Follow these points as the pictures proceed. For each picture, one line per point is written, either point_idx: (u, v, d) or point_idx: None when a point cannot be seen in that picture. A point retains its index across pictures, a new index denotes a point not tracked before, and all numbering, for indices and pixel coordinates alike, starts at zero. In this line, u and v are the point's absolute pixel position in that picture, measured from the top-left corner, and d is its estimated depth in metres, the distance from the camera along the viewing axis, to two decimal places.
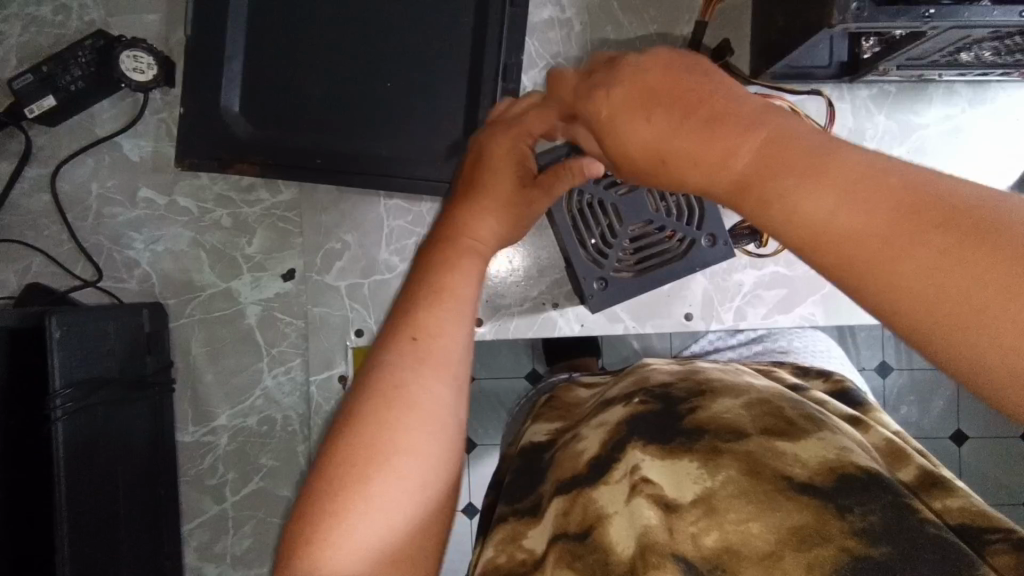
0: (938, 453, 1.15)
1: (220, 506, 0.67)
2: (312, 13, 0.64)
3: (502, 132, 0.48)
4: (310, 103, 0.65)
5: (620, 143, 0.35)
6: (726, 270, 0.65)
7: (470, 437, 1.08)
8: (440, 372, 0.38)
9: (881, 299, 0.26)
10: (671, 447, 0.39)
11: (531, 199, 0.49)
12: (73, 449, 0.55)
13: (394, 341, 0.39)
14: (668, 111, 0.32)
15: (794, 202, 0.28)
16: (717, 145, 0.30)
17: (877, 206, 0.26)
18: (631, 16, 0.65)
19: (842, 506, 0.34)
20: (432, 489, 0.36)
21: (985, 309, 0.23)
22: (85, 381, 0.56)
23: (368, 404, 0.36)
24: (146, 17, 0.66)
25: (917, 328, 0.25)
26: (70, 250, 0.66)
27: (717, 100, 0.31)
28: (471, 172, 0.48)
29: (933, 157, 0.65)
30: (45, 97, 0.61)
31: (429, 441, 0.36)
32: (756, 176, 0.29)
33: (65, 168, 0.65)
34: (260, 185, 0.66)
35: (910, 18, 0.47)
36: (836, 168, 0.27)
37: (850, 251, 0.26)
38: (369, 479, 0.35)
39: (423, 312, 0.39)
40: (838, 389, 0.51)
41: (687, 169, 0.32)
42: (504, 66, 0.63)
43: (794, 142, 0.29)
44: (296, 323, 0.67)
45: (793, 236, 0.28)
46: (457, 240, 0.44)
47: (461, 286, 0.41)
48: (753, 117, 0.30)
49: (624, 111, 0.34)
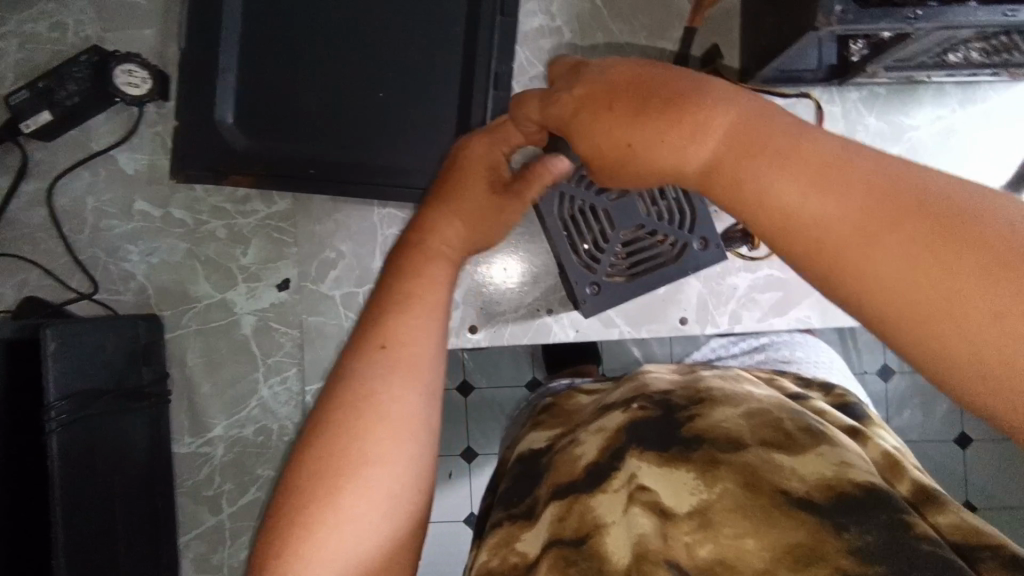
0: (942, 457, 1.14)
1: (218, 518, 0.67)
2: (305, 25, 0.65)
3: (475, 138, 0.49)
4: (304, 115, 0.65)
5: (587, 139, 0.35)
6: (720, 274, 0.65)
7: (470, 446, 1.08)
8: (411, 380, 0.38)
9: (850, 286, 0.26)
10: (668, 456, 0.40)
11: (503, 205, 0.49)
12: (69, 460, 0.56)
13: (363, 350, 0.39)
14: (634, 99, 0.33)
15: (765, 185, 0.28)
16: (690, 126, 0.30)
17: (849, 191, 0.26)
18: (621, 24, 0.66)
19: (840, 524, 0.34)
20: (403, 498, 0.37)
21: (955, 297, 0.23)
22: (80, 393, 0.57)
23: (338, 414, 0.37)
24: (141, 33, 0.67)
25: (882, 319, 0.25)
26: (67, 263, 0.66)
27: (691, 87, 0.32)
28: (445, 175, 0.48)
29: (925, 158, 0.65)
30: (41, 112, 0.62)
31: (395, 449, 0.37)
32: (727, 161, 0.29)
33: (61, 183, 0.66)
34: (255, 197, 0.67)
35: (895, 21, 0.47)
36: (806, 155, 0.27)
37: (822, 237, 0.26)
38: (338, 491, 0.35)
39: (391, 321, 0.39)
40: (840, 402, 0.50)
41: (657, 153, 0.32)
42: (494, 74, 0.63)
43: (767, 126, 0.29)
44: (291, 333, 0.67)
45: (764, 223, 0.28)
46: (422, 244, 0.44)
47: (427, 292, 0.41)
48: (727, 100, 0.30)
49: (587, 109, 0.35)
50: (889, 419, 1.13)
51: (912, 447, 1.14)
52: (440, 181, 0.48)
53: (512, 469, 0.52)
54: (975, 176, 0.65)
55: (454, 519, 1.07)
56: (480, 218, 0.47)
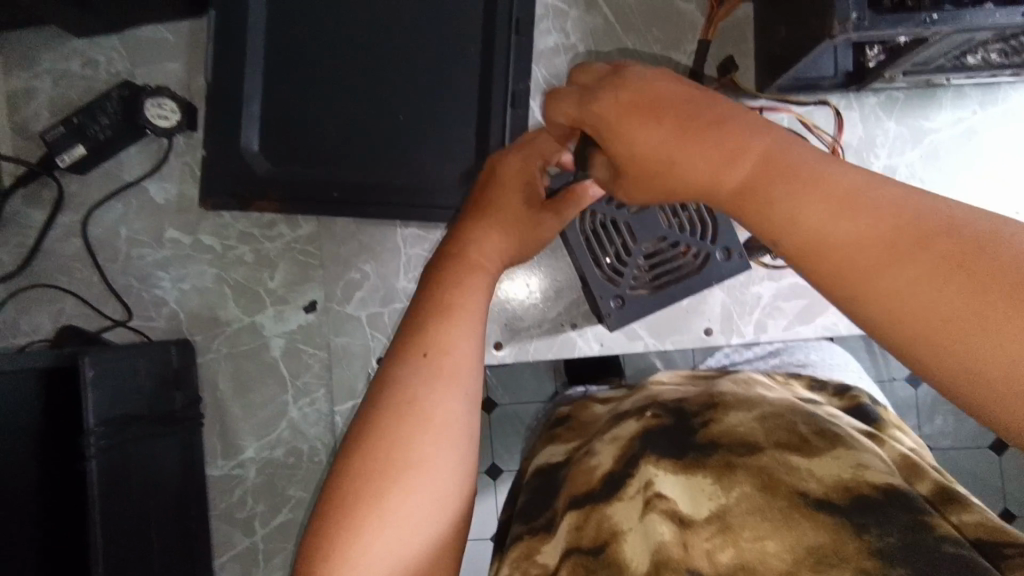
0: (977, 464, 1.12)
1: (251, 539, 0.67)
2: (325, 52, 0.67)
3: (516, 151, 0.51)
4: (326, 139, 0.67)
5: (626, 147, 0.37)
6: (744, 283, 0.65)
7: (496, 463, 1.08)
8: (451, 385, 0.40)
9: (874, 306, 0.30)
10: (685, 462, 0.39)
11: (537, 222, 0.51)
12: (107, 484, 0.56)
13: (406, 358, 0.41)
14: (681, 116, 0.36)
15: (796, 211, 0.32)
16: (725, 147, 0.34)
17: (871, 220, 0.30)
18: (634, 39, 0.66)
19: (859, 525, 0.34)
20: (446, 501, 0.38)
21: (980, 315, 0.27)
22: (117, 418, 0.58)
23: (383, 418, 0.39)
24: (168, 66, 0.69)
25: (911, 336, 0.29)
26: (101, 292, 0.68)
27: (724, 110, 0.36)
28: (481, 188, 0.51)
29: (948, 160, 0.64)
30: (75, 145, 0.65)
31: (440, 452, 0.38)
32: (759, 187, 0.33)
33: (96, 213, 0.68)
34: (280, 221, 0.68)
35: (912, 25, 0.47)
36: (834, 186, 0.31)
37: (852, 257, 0.30)
38: (384, 494, 0.37)
39: (431, 330, 0.42)
40: (853, 405, 0.51)
41: (690, 169, 0.35)
42: (511, 93, 0.65)
43: (793, 160, 0.33)
44: (319, 354, 0.68)
45: (795, 242, 0.32)
46: (468, 256, 0.47)
47: (466, 304, 0.44)
48: (754, 130, 0.35)
49: (630, 117, 0.37)
50: (921, 426, 1.11)
51: (945, 453, 1.11)
52: (480, 192, 0.51)
53: (531, 482, 0.52)
54: (1001, 176, 0.64)
55: (481, 538, 1.06)
56: (514, 227, 0.50)
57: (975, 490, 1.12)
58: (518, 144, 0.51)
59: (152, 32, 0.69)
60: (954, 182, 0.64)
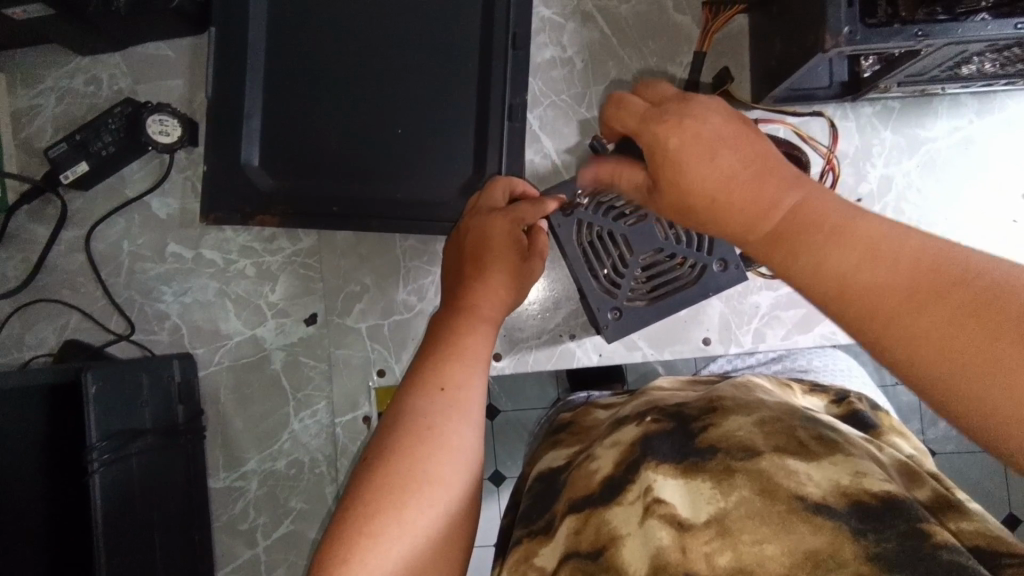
0: (983, 469, 1.11)
1: (253, 551, 0.67)
2: (325, 67, 0.67)
3: (499, 215, 0.58)
4: (326, 153, 0.67)
5: (681, 173, 0.40)
6: (742, 293, 0.65)
7: (499, 469, 1.08)
8: (464, 416, 0.47)
9: (893, 346, 0.33)
10: (683, 467, 0.40)
11: (530, 270, 0.59)
12: (112, 499, 0.58)
13: (425, 391, 0.48)
14: (732, 154, 0.39)
15: (822, 256, 0.35)
16: (764, 196, 0.38)
17: (896, 269, 0.33)
18: (630, 51, 0.67)
19: (857, 529, 0.34)
20: (452, 514, 0.44)
21: (989, 360, 0.29)
22: (120, 433, 0.59)
23: (404, 440, 0.45)
24: (170, 83, 0.70)
25: (928, 377, 0.31)
26: (105, 306, 0.68)
27: (770, 156, 0.39)
28: (473, 252, 0.57)
29: (945, 170, 0.65)
30: (79, 162, 0.66)
31: (452, 473, 0.44)
32: (788, 233, 0.37)
33: (100, 229, 0.69)
34: (281, 235, 0.68)
35: (903, 38, 0.48)
36: (858, 237, 0.35)
37: (873, 303, 0.33)
38: (404, 504, 0.42)
39: (447, 369, 0.49)
40: (849, 412, 0.52)
41: (732, 209, 0.39)
42: (509, 107, 0.65)
43: (824, 212, 0.37)
44: (320, 366, 0.67)
45: (822, 287, 0.35)
46: (472, 308, 0.54)
47: (474, 346, 0.51)
48: (790, 180, 0.38)
49: (689, 147, 0.40)
50: (924, 431, 1.11)
51: (949, 458, 1.11)
52: (474, 252, 0.57)
53: (533, 487, 0.53)
54: (1001, 185, 0.64)
55: (484, 545, 1.07)
56: (512, 277, 0.57)
57: (980, 495, 1.11)
58: (503, 210, 0.57)
59: (154, 49, 0.70)
60: (951, 191, 0.64)
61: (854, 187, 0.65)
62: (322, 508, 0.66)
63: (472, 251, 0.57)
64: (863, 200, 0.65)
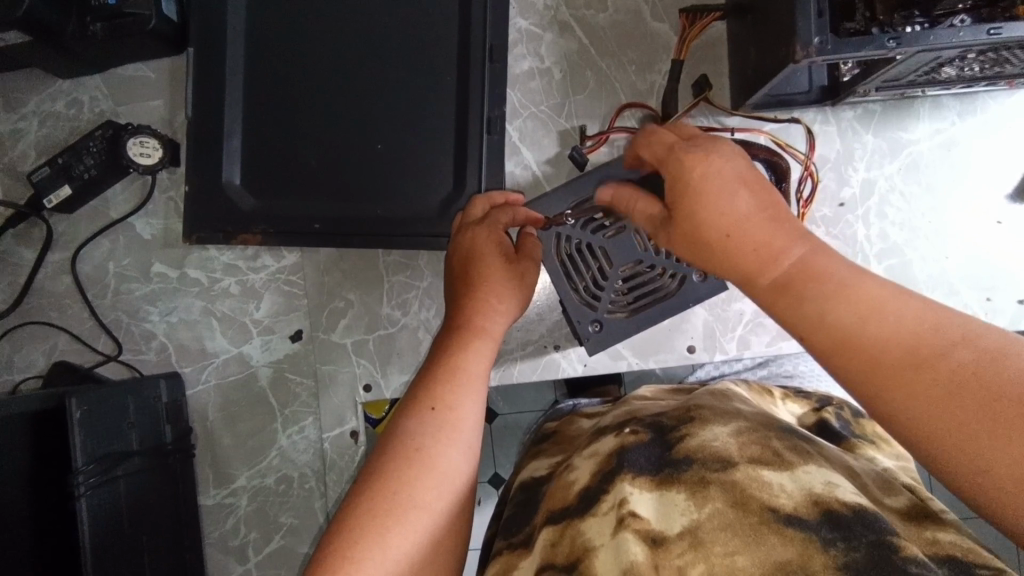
0: None
1: (244, 567, 0.67)
2: (303, 83, 0.68)
3: (480, 228, 0.59)
4: (307, 169, 0.68)
5: (701, 206, 0.41)
6: (725, 300, 0.65)
7: (498, 473, 1.08)
8: (454, 440, 0.47)
9: (893, 400, 0.34)
10: (659, 479, 0.40)
11: (521, 271, 0.58)
12: (100, 521, 0.58)
13: (417, 412, 0.48)
14: (750, 197, 0.41)
15: (826, 309, 0.37)
16: (772, 242, 0.40)
17: (900, 329, 0.35)
18: (608, 60, 0.67)
19: (826, 540, 0.35)
20: (437, 538, 0.44)
21: (980, 430, 0.31)
22: (107, 456, 0.59)
23: (394, 463, 0.45)
24: (151, 103, 0.70)
25: (921, 428, 0.33)
26: (92, 327, 0.69)
27: (782, 208, 0.41)
28: (463, 268, 0.58)
29: (928, 171, 0.64)
30: (61, 187, 0.66)
31: (436, 497, 0.45)
32: (794, 281, 0.39)
33: (85, 252, 0.69)
34: (264, 253, 0.69)
35: (875, 47, 0.47)
36: (859, 294, 0.37)
37: (877, 358, 0.35)
38: (387, 529, 0.42)
39: (439, 389, 0.49)
40: (819, 421, 0.54)
41: (743, 251, 0.40)
42: (487, 119, 0.65)
43: (828, 268, 0.38)
44: (306, 382, 0.68)
45: (825, 338, 0.37)
46: (468, 325, 0.54)
47: (470, 366, 0.52)
48: (799, 232, 0.40)
49: (714, 186, 0.41)
50: None
51: None
52: (462, 267, 0.58)
53: (515, 497, 0.53)
54: (983, 186, 0.63)
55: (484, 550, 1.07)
56: (504, 281, 0.57)
57: None
58: (481, 221, 0.59)
59: (134, 70, 0.70)
60: (936, 194, 0.64)
61: (836, 192, 0.65)
62: (313, 523, 0.66)
63: (461, 270, 0.58)
64: (846, 204, 0.65)
